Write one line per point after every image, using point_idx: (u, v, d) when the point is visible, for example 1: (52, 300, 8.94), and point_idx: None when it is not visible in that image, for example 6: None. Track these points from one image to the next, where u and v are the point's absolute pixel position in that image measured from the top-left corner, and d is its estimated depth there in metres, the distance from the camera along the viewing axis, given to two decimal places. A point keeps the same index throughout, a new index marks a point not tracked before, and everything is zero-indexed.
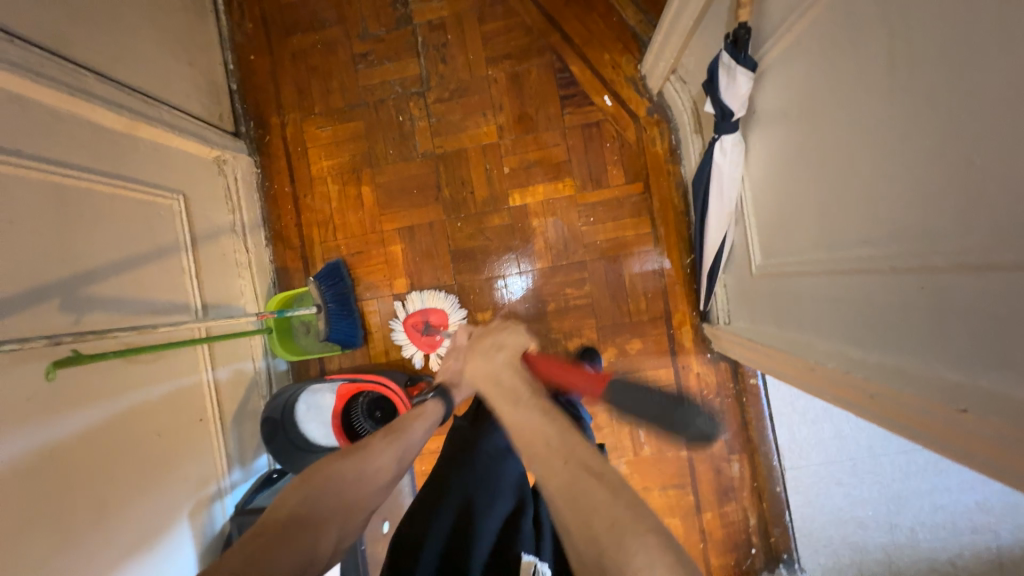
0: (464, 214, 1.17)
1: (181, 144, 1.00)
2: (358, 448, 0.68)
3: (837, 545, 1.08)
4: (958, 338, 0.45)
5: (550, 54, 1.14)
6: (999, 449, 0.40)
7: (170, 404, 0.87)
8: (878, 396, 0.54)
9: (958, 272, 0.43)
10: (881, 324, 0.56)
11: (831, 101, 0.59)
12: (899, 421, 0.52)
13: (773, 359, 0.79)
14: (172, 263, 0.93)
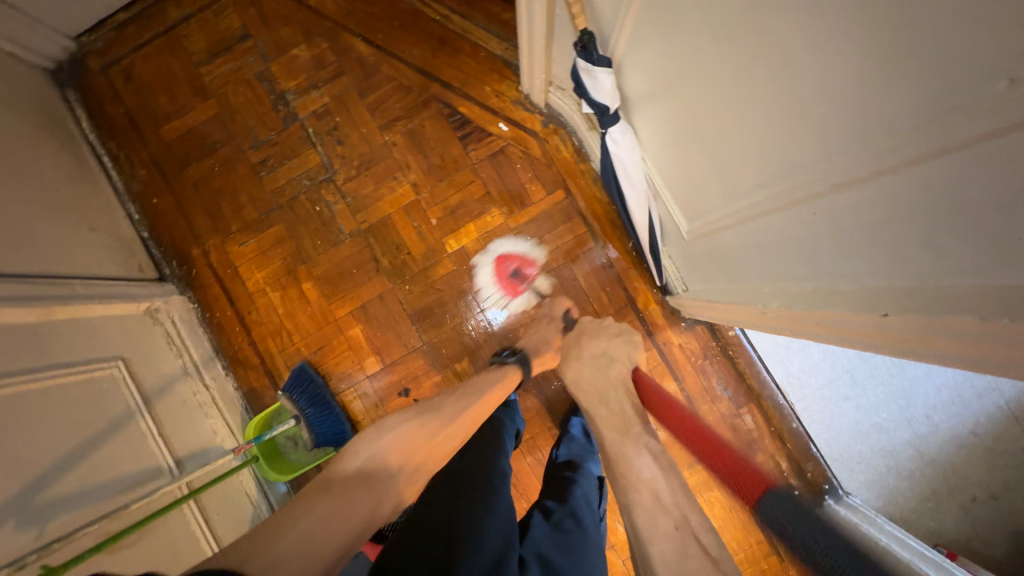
0: (409, 275, 1.17)
1: (106, 309, 0.97)
2: (421, 411, 0.82)
3: (869, 457, 1.10)
4: (860, 249, 0.48)
5: (436, 104, 1.19)
6: (932, 339, 0.42)
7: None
8: (823, 321, 0.56)
9: (839, 191, 0.46)
10: (801, 254, 0.58)
11: (683, 73, 0.64)
12: (849, 337, 0.54)
13: (736, 312, 0.80)
14: (130, 432, 0.88)
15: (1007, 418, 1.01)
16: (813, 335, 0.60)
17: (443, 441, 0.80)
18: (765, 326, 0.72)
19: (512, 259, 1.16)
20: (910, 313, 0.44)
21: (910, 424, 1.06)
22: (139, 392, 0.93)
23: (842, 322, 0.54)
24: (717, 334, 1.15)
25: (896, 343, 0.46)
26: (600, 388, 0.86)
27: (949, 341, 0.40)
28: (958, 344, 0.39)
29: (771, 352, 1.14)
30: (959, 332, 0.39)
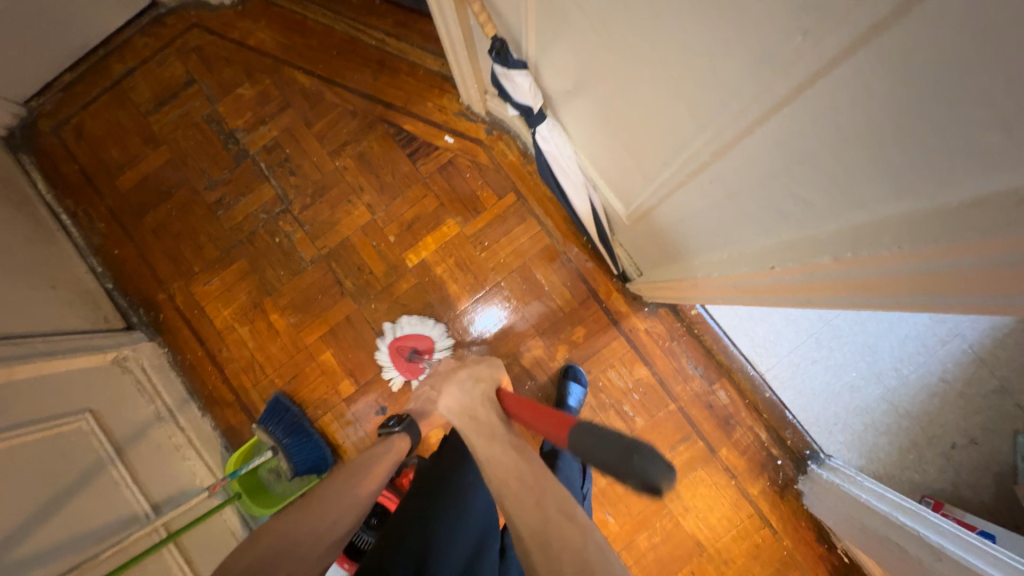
0: (374, 294, 1.19)
1: (71, 362, 0.97)
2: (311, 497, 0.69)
3: (846, 417, 1.11)
4: (751, 210, 0.51)
5: (382, 125, 1.22)
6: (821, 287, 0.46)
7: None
8: (743, 282, 0.60)
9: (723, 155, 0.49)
10: (712, 225, 0.61)
11: (587, 67, 0.67)
12: (765, 295, 0.57)
13: (684, 286, 0.81)
14: (102, 483, 0.88)
15: (972, 361, 1.07)
16: (751, 299, 0.61)
17: (356, 500, 0.70)
18: (707, 296, 0.75)
19: (409, 339, 1.15)
20: (803, 262, 0.47)
21: (881, 379, 1.10)
22: (111, 441, 0.93)
23: (757, 281, 0.56)
24: (680, 314, 1.17)
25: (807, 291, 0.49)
26: (462, 404, 0.79)
27: (841, 284, 0.44)
28: (850, 286, 0.43)
29: (737, 325, 1.16)
30: (847, 274, 0.42)
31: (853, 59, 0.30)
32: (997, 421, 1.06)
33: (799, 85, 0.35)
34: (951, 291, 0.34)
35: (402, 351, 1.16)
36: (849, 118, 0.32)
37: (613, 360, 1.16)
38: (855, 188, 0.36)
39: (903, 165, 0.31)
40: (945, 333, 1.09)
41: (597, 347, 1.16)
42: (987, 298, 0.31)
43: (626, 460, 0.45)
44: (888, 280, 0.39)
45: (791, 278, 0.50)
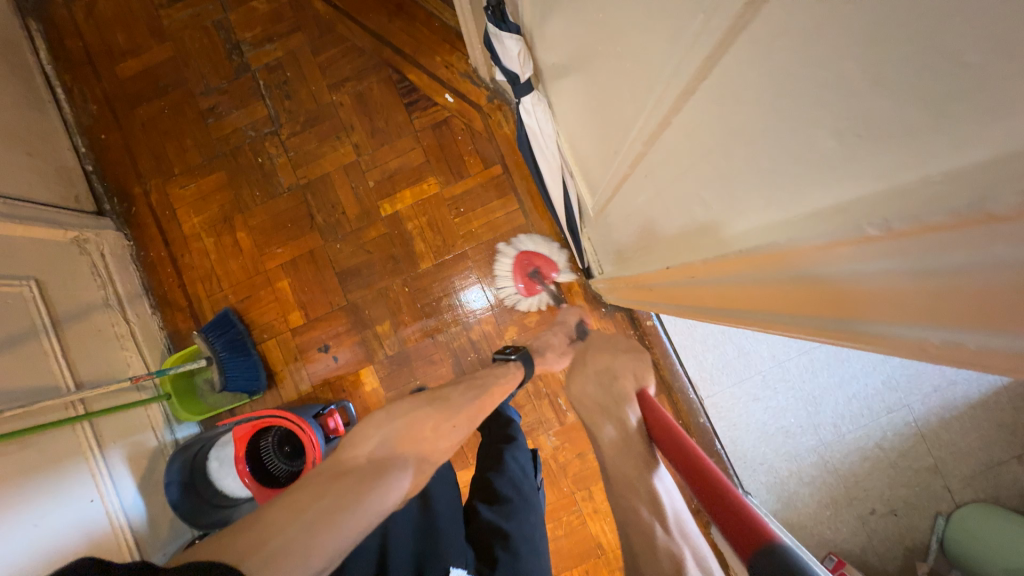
0: (342, 234, 1.19)
1: (28, 230, 0.98)
2: (439, 400, 0.80)
3: (772, 459, 1.11)
4: None
5: (387, 69, 1.20)
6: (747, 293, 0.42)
7: (59, 490, 0.84)
8: (667, 282, 0.61)
9: (656, 145, 0.48)
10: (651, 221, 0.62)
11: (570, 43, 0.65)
12: (686, 299, 0.57)
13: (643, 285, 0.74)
14: (32, 349, 0.90)
15: (913, 435, 1.07)
16: (700, 305, 0.54)
17: (442, 432, 0.76)
18: (649, 296, 0.75)
19: (538, 257, 1.14)
20: (735, 255, 0.41)
21: (817, 431, 1.11)
22: (49, 313, 0.95)
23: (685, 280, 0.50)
24: (635, 322, 1.16)
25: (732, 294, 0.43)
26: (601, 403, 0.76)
27: (769, 289, 0.38)
28: (780, 293, 0.36)
29: (687, 346, 1.14)
30: (775, 280, 0.36)
31: (738, 42, 0.28)
32: (922, 499, 1.05)
33: (700, 69, 0.33)
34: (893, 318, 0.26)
35: (528, 266, 1.14)
36: (741, 102, 0.31)
37: None
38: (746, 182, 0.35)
39: (783, 160, 0.30)
40: (893, 401, 1.09)
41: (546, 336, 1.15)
42: (903, 326, 0.25)
43: None
44: (811, 290, 0.32)
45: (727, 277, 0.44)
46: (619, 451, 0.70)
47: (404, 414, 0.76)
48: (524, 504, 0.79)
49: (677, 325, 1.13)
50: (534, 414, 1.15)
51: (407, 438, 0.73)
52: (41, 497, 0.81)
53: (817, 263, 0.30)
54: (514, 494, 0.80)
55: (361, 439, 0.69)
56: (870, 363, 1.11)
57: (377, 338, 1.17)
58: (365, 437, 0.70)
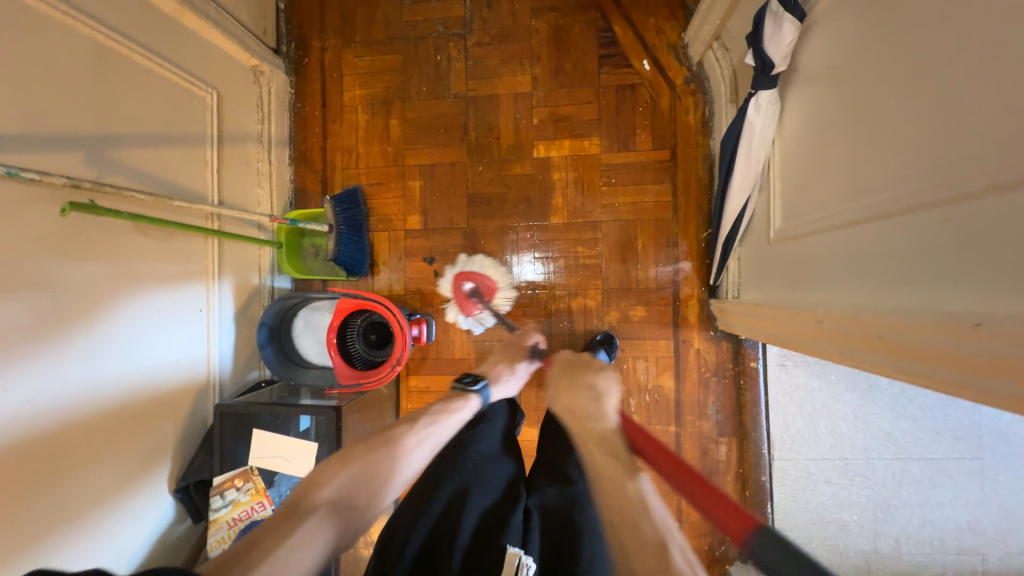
0: (487, 159, 1.17)
1: (224, 44, 1.01)
2: (390, 431, 0.74)
3: (816, 545, 1.07)
4: (944, 264, 0.46)
5: (596, 13, 1.14)
6: (807, 330, 0.67)
7: (163, 323, 0.86)
8: (885, 335, 0.52)
9: (979, 198, 0.42)
10: (876, 268, 0.56)
11: (863, 52, 0.58)
12: (903, 360, 0.50)
13: (795, 323, 0.71)
14: (197, 153, 0.93)
15: None
16: (811, 341, 0.66)
17: (405, 472, 0.71)
18: (810, 339, 0.67)
19: (478, 279, 1.14)
20: (830, 308, 0.64)
21: (874, 538, 1.05)
22: (218, 126, 0.98)
23: (905, 337, 0.49)
24: (738, 358, 1.11)
25: (969, 373, 0.42)
26: (588, 411, 0.68)
27: (828, 329, 0.62)
28: (836, 334, 0.61)
29: (780, 403, 1.07)
30: (874, 353, 0.54)
31: None
32: None
33: None
34: (897, 356, 0.51)
35: (466, 283, 1.15)
36: None
37: (650, 355, 1.12)
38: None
39: None
40: (968, 544, 1.03)
41: (644, 334, 1.12)
42: (920, 368, 0.48)
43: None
44: None
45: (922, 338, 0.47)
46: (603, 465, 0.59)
47: (349, 450, 0.70)
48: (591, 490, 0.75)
49: (781, 378, 1.06)
50: None
51: (371, 476, 0.67)
52: (139, 331, 0.81)
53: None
54: (580, 477, 0.76)
55: (318, 479, 0.66)
56: (964, 501, 1.03)
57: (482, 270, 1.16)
58: (317, 477, 0.66)
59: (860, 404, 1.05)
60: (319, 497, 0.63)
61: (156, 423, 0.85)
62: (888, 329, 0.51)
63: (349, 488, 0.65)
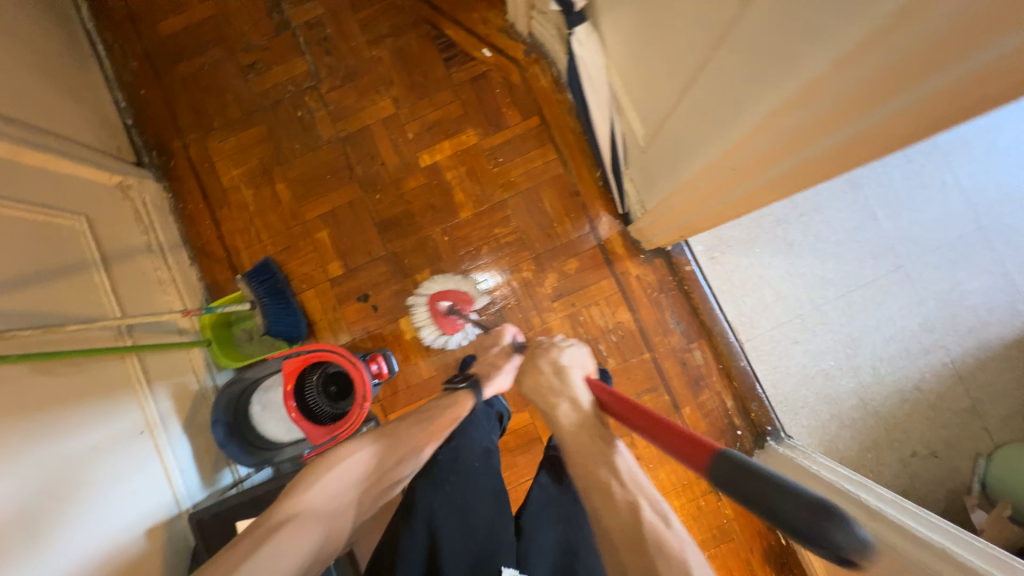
0: (381, 185, 1.20)
1: (78, 170, 0.99)
2: (388, 432, 0.84)
3: (814, 402, 1.12)
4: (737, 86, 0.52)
5: (425, 25, 1.22)
6: (702, 194, 0.75)
7: (104, 474, 0.79)
8: (739, 162, 0.61)
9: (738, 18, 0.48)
10: (704, 121, 0.63)
11: None
12: (763, 167, 0.58)
13: (689, 198, 0.79)
14: (83, 280, 0.90)
15: (951, 376, 1.11)
16: (715, 198, 0.73)
17: (396, 470, 0.82)
18: (706, 198, 0.75)
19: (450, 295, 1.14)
20: (697, 174, 0.70)
21: (856, 373, 1.12)
22: (98, 248, 0.94)
23: (751, 154, 0.57)
24: (674, 268, 1.17)
25: (811, 141, 0.50)
26: (554, 386, 0.77)
27: (713, 184, 0.70)
28: (721, 180, 0.67)
29: (726, 290, 1.14)
30: (767, 175, 0.59)
31: None
32: (962, 439, 1.10)
33: None
34: (766, 167, 0.58)
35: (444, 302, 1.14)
36: None
37: (599, 298, 1.16)
38: (796, 52, 0.42)
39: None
40: (930, 343, 1.12)
41: (585, 282, 1.16)
42: (786, 162, 0.55)
43: (815, 521, 0.41)
44: (842, 103, 0.42)
45: (751, 149, 0.56)
46: (574, 429, 0.72)
47: (345, 449, 0.80)
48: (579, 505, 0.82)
49: (716, 269, 1.14)
50: None
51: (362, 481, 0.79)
52: (80, 495, 0.74)
53: (801, 108, 0.46)
54: (564, 491, 0.83)
55: (311, 474, 0.76)
56: (907, 307, 1.13)
57: (417, 286, 1.17)
58: (305, 474, 0.77)
59: (788, 263, 1.14)
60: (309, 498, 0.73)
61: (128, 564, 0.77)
62: (732, 160, 0.61)
63: (330, 491, 0.75)
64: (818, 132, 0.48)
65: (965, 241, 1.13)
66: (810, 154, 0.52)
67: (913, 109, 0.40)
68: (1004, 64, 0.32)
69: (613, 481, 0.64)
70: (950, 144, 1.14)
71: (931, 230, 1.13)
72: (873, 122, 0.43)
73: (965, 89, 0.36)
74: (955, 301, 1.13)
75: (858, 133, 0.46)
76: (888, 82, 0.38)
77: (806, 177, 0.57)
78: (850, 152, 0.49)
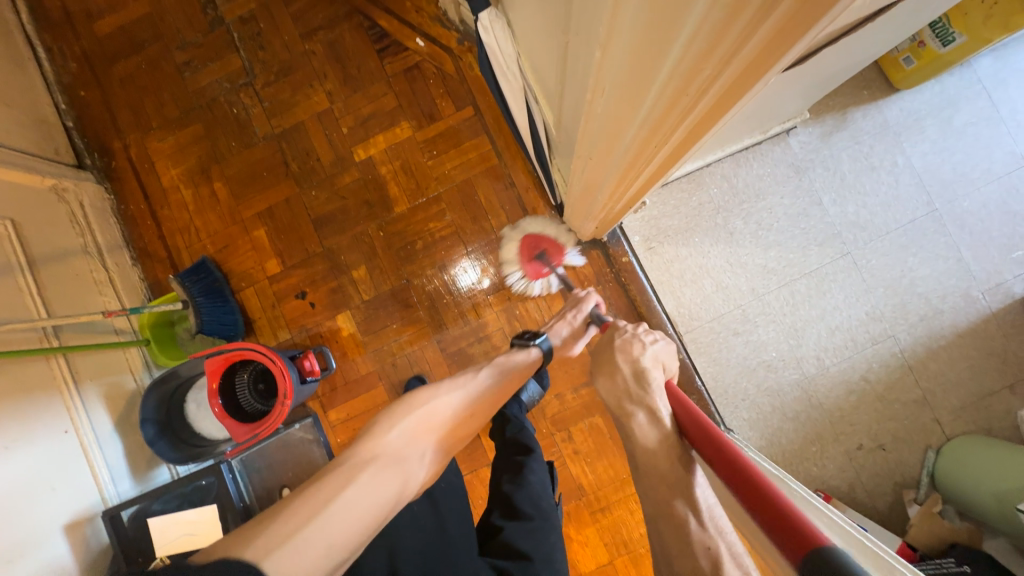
0: (316, 181, 1.19)
1: (5, 174, 1.00)
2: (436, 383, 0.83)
3: (754, 395, 1.09)
4: (578, 74, 0.50)
5: (358, 16, 1.20)
6: (588, 188, 0.74)
7: (30, 472, 0.82)
8: (587, 158, 0.60)
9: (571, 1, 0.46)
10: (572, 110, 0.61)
11: None
12: (605, 167, 0.57)
13: (582, 185, 0.75)
14: (6, 284, 0.91)
15: (900, 367, 1.07)
16: (598, 192, 0.72)
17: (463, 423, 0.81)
18: (593, 191, 0.74)
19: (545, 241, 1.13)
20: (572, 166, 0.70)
21: (798, 365, 1.09)
22: (25, 251, 0.96)
23: (590, 153, 0.57)
24: (611, 260, 1.14)
25: (618, 145, 0.48)
26: (634, 394, 0.69)
27: (588, 177, 0.68)
28: (592, 176, 0.66)
29: (664, 281, 1.12)
30: (611, 173, 0.57)
31: None
32: (911, 432, 1.06)
33: None
34: (607, 168, 0.57)
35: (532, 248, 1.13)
36: None
37: (535, 292, 1.14)
38: (591, 18, 0.37)
39: None
40: (878, 332, 1.08)
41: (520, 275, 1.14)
42: (618, 165, 0.53)
43: None
44: (613, 106, 0.41)
45: (594, 134, 0.51)
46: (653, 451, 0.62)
47: (417, 397, 0.79)
48: (545, 521, 0.77)
49: (653, 260, 1.11)
50: None
51: (426, 427, 0.75)
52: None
53: (603, 89, 0.40)
54: (535, 511, 0.77)
55: (375, 429, 0.72)
56: (854, 294, 1.09)
57: (354, 282, 1.17)
58: (376, 424, 0.73)
59: (728, 252, 1.10)
60: (372, 448, 0.67)
61: (43, 560, 0.79)
62: (586, 153, 0.59)
63: (406, 434, 0.72)
64: (626, 119, 0.41)
65: (916, 225, 1.08)
66: (625, 157, 0.50)
67: (666, 98, 0.34)
68: (707, 35, 0.26)
69: (689, 513, 0.56)
70: (900, 123, 1.08)
71: (879, 214, 1.08)
72: (651, 108, 0.37)
73: (699, 72, 0.30)
74: (905, 289, 1.08)
75: (649, 123, 0.39)
76: (638, 61, 0.32)
77: (647, 168, 0.51)
78: (658, 146, 0.43)
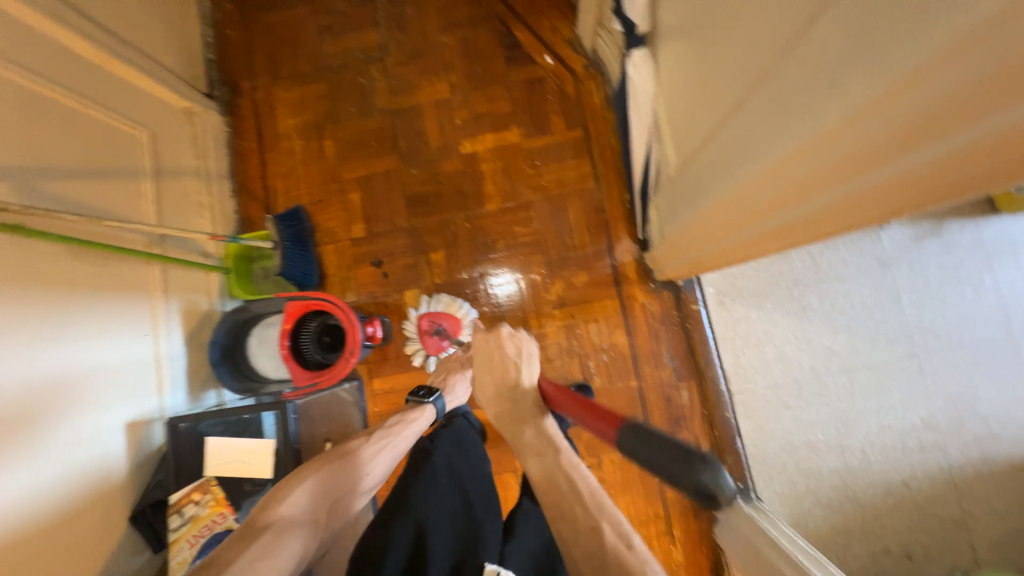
0: (418, 162, 1.25)
1: (152, 87, 1.08)
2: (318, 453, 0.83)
3: (792, 472, 1.09)
4: (749, 138, 0.54)
5: (496, 22, 1.28)
6: (712, 232, 0.77)
7: (111, 363, 0.87)
8: (741, 207, 0.63)
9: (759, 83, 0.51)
10: (720, 164, 0.65)
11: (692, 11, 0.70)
12: (767, 215, 0.60)
13: (707, 229, 0.78)
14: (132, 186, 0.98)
15: (945, 482, 1.06)
16: (725, 237, 0.75)
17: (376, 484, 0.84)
18: (718, 235, 0.77)
19: (440, 318, 1.17)
20: (704, 212, 0.73)
21: (842, 453, 1.09)
22: (152, 161, 1.03)
23: (751, 202, 0.60)
24: (681, 304, 1.17)
25: (808, 198, 0.51)
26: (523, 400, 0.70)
27: (723, 222, 0.71)
28: (733, 221, 0.69)
29: (727, 337, 1.13)
30: (771, 222, 0.60)
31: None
32: (942, 549, 1.04)
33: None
34: (770, 216, 0.60)
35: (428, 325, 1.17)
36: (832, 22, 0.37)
37: (599, 316, 1.17)
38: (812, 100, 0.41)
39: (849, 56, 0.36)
40: (929, 441, 1.08)
41: (589, 297, 1.17)
42: (788, 215, 0.56)
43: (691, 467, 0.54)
44: (828, 168, 0.44)
45: (772, 188, 0.54)
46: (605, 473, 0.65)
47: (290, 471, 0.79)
48: None
49: (722, 314, 1.13)
50: (562, 369, 1.16)
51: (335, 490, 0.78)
52: (80, 372, 0.81)
53: (816, 154, 0.43)
54: None
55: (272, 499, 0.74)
56: (913, 398, 1.09)
57: (429, 264, 1.21)
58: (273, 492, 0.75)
59: (798, 325, 1.12)
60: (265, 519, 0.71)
61: (101, 449, 0.83)
62: (739, 202, 0.62)
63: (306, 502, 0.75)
64: (844, 176, 0.44)
65: (989, 345, 1.08)
66: (810, 208, 0.53)
67: (932, 165, 0.37)
68: None
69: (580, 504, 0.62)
70: (995, 244, 1.10)
71: (955, 326, 1.09)
72: (897, 172, 0.40)
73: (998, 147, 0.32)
74: (966, 406, 1.07)
75: (883, 182, 0.42)
76: (906, 136, 0.35)
77: (831, 221, 0.54)
78: (869, 200, 0.46)
